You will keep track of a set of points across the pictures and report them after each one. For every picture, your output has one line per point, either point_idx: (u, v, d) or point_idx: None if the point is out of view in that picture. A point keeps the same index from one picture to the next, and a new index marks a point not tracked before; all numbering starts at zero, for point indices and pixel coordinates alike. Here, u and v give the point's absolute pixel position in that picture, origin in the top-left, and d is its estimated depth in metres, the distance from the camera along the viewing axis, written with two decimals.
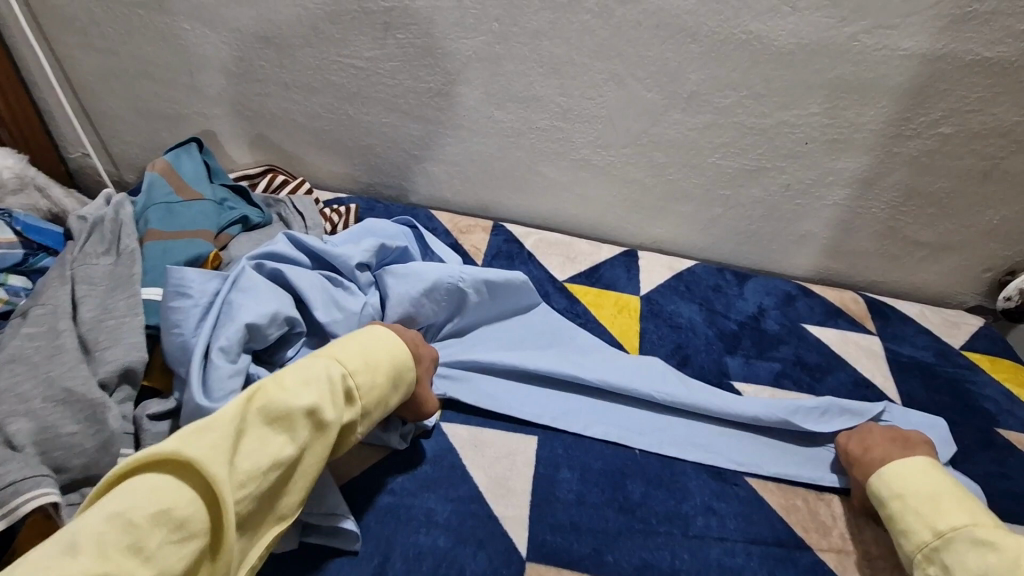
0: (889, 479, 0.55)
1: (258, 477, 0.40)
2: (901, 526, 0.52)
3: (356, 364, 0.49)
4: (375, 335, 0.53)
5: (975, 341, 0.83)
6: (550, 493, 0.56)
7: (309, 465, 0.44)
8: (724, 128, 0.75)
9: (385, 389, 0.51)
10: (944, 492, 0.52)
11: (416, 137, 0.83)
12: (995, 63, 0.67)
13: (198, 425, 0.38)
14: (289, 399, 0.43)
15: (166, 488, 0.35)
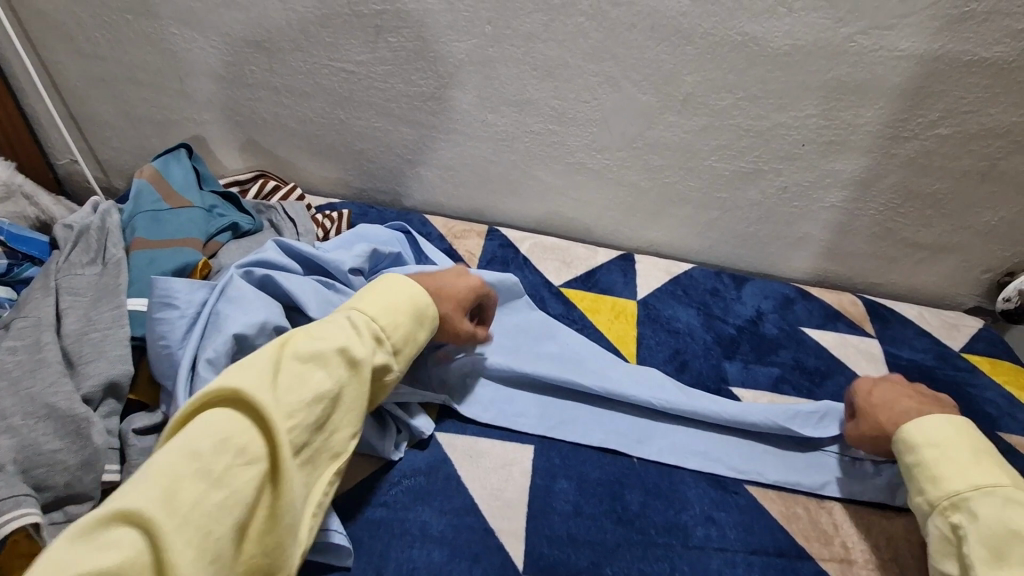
0: (927, 429, 0.53)
1: (306, 408, 0.40)
2: (933, 472, 0.51)
3: (377, 307, 0.49)
4: (395, 280, 0.53)
5: (975, 342, 0.81)
6: (547, 504, 0.54)
7: (353, 400, 0.44)
8: (720, 130, 0.74)
9: (411, 328, 0.51)
10: (995, 465, 0.50)
11: (409, 142, 0.82)
12: (993, 63, 0.65)
13: (240, 366, 0.40)
14: (320, 340, 0.44)
15: (220, 423, 0.36)
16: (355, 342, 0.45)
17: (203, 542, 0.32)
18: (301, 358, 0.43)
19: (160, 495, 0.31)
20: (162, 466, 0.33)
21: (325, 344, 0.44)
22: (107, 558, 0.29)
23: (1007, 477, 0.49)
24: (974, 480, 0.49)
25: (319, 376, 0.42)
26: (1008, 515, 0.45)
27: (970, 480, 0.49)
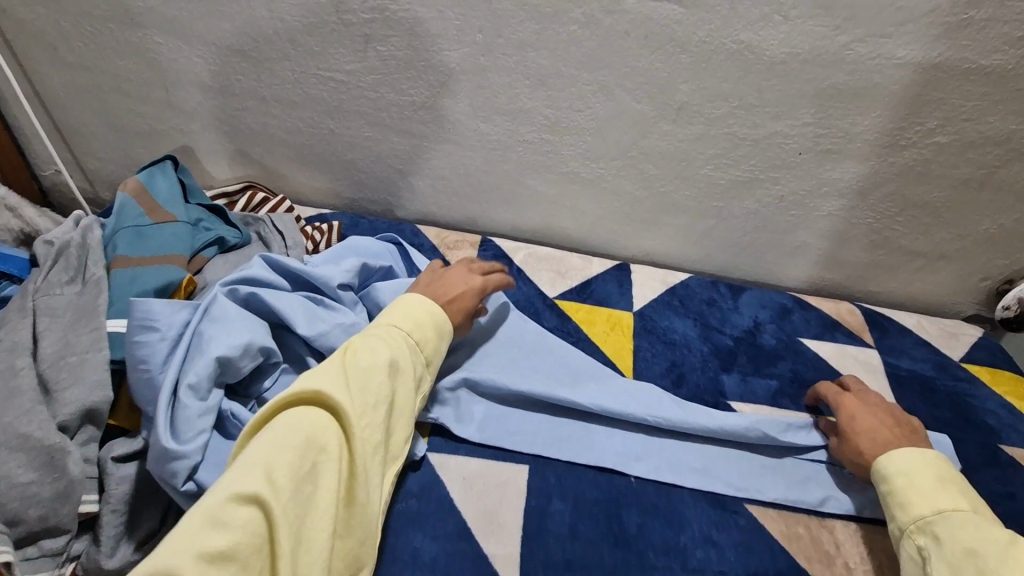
0: (897, 458, 0.54)
1: (370, 410, 0.46)
2: (900, 500, 0.52)
3: (411, 322, 0.54)
4: (420, 300, 0.57)
5: (974, 351, 0.80)
6: (541, 527, 0.53)
7: (405, 403, 0.50)
8: (715, 138, 0.73)
9: (439, 341, 0.56)
10: (957, 492, 0.51)
11: (400, 151, 0.81)
12: (991, 71, 0.64)
13: (314, 372, 0.46)
14: (374, 350, 0.50)
15: (305, 421, 0.43)
16: (400, 352, 0.51)
17: (314, 514, 0.40)
18: (361, 365, 0.48)
19: (264, 483, 0.38)
20: (262, 459, 0.39)
21: (378, 354, 0.49)
22: (228, 535, 0.36)
23: (969, 504, 0.50)
24: (937, 505, 0.50)
25: (378, 381, 0.48)
26: (965, 534, 0.46)
27: (932, 505, 0.50)
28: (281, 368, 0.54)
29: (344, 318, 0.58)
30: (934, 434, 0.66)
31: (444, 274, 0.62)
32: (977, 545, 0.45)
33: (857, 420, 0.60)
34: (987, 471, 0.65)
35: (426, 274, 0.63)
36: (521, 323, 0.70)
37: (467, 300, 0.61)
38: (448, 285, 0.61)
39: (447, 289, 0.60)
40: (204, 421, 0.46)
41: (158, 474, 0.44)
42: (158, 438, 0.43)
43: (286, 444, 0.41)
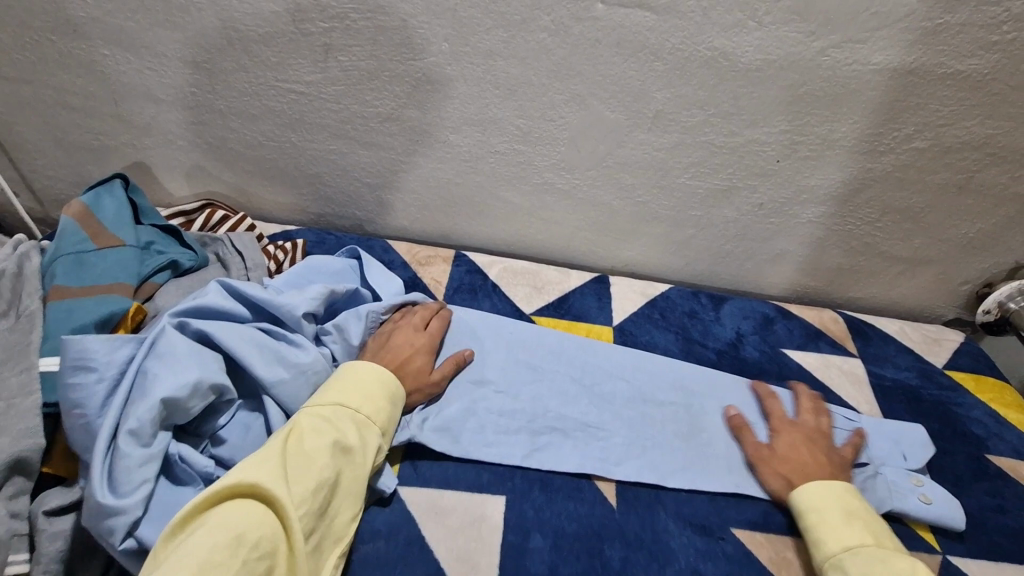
0: (820, 491, 0.54)
1: (309, 499, 0.43)
2: (814, 537, 0.52)
3: (360, 398, 0.51)
4: (366, 368, 0.54)
5: (957, 358, 0.79)
6: (519, 566, 0.50)
7: (347, 487, 0.47)
8: (692, 147, 0.71)
9: (390, 414, 0.53)
10: (862, 521, 0.51)
11: (368, 165, 0.78)
12: (968, 76, 0.63)
13: (251, 460, 0.43)
14: (316, 434, 0.47)
15: (235, 516, 0.39)
16: (345, 433, 0.48)
17: None
18: (301, 451, 0.45)
19: None
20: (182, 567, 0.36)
21: (320, 438, 0.46)
22: None
23: (870, 531, 0.50)
24: (845, 543, 0.50)
25: (318, 467, 0.45)
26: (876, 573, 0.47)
27: (840, 543, 0.50)
28: (237, 404, 0.51)
29: (310, 351, 0.54)
30: (906, 423, 0.66)
31: (391, 334, 0.60)
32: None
33: (792, 434, 0.60)
34: (975, 483, 0.63)
35: (370, 340, 0.60)
36: (505, 328, 0.69)
37: (416, 358, 0.60)
38: (400, 348, 0.59)
39: (402, 353, 0.59)
40: (147, 470, 0.42)
41: (94, 530, 0.40)
42: (94, 493, 0.39)
43: (211, 543, 0.37)
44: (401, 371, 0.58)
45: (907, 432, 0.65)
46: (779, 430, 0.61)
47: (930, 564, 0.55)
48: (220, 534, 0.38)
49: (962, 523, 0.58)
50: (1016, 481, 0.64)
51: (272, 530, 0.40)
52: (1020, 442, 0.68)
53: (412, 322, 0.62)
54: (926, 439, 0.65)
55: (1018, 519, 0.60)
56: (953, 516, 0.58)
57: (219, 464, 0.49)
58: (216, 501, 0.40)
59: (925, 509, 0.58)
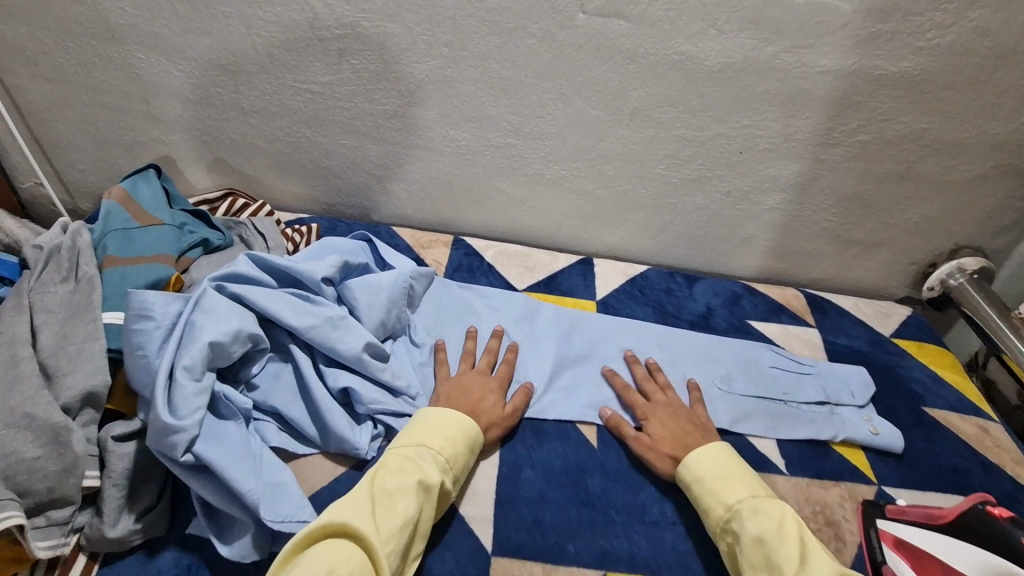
0: (693, 461, 0.58)
1: (396, 536, 0.47)
2: (702, 505, 0.56)
3: (441, 439, 0.55)
4: (443, 410, 0.58)
5: (904, 328, 0.88)
6: (513, 492, 0.58)
7: (428, 522, 0.51)
8: (666, 140, 0.80)
9: (467, 456, 0.57)
10: (737, 479, 0.56)
11: (375, 158, 0.86)
12: (901, 77, 0.72)
13: (343, 501, 0.49)
14: (402, 474, 0.51)
15: (328, 553, 0.45)
16: (428, 471, 0.52)
17: None
18: (388, 491, 0.50)
19: None
20: None
21: (405, 477, 0.51)
22: None
23: (748, 487, 0.56)
24: (727, 502, 0.55)
25: (403, 506, 0.49)
26: (755, 525, 0.52)
27: (724, 505, 0.55)
28: (268, 355, 0.60)
29: (330, 307, 0.62)
30: (852, 367, 0.77)
31: (458, 380, 0.64)
32: (764, 536, 0.51)
33: (660, 412, 0.64)
34: (912, 430, 0.72)
35: (439, 386, 0.63)
36: (499, 301, 0.78)
37: (487, 396, 0.62)
38: (470, 391, 0.62)
39: (472, 395, 0.62)
40: (199, 399, 0.49)
41: (157, 446, 0.47)
42: (158, 414, 0.47)
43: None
44: (477, 410, 0.60)
45: (852, 373, 0.76)
46: (646, 412, 0.65)
47: (868, 494, 0.64)
48: (314, 568, 0.43)
49: (899, 450, 0.69)
50: (949, 429, 0.73)
51: (360, 567, 0.45)
52: (954, 398, 0.77)
53: (479, 366, 0.66)
54: (868, 379, 0.76)
55: (948, 459, 0.69)
56: (894, 443, 0.69)
57: (254, 407, 0.58)
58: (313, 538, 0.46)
59: (871, 437, 0.69)
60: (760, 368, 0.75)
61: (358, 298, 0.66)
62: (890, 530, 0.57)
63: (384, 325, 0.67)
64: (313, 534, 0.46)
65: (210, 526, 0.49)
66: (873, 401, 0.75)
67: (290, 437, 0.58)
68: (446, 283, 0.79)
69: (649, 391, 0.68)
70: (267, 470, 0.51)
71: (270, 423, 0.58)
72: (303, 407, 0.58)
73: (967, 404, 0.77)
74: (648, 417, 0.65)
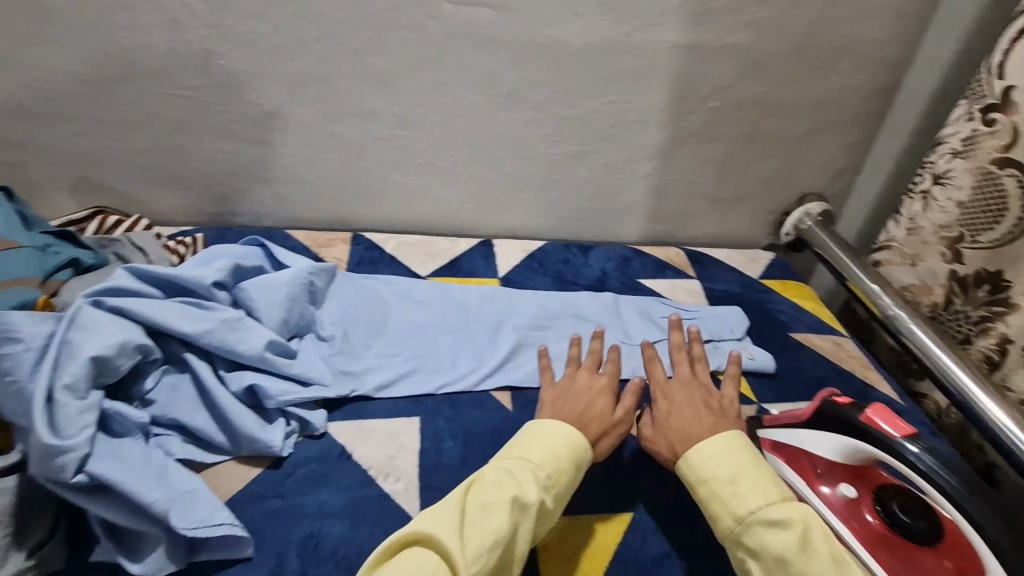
0: (700, 465, 0.54)
1: (484, 557, 0.45)
2: (712, 513, 0.52)
3: (544, 452, 0.53)
4: (560, 422, 0.56)
5: (770, 270, 1.00)
6: (436, 462, 0.60)
7: (524, 543, 0.48)
8: (544, 120, 0.85)
9: (571, 473, 0.53)
10: (748, 483, 0.51)
11: (259, 161, 0.84)
12: (736, 48, 0.83)
13: (433, 512, 0.47)
14: (497, 488, 0.49)
15: (411, 561, 0.43)
16: (526, 487, 0.49)
17: None
18: (484, 505, 0.48)
19: None
20: None
21: (501, 492, 0.49)
22: None
23: (762, 491, 0.50)
24: (739, 514, 0.50)
25: (493, 524, 0.46)
26: (774, 541, 0.47)
27: (734, 516, 0.50)
28: (161, 367, 0.58)
29: (225, 311, 0.61)
30: (727, 306, 0.87)
31: (564, 384, 0.63)
32: (787, 555, 0.46)
33: (680, 395, 0.62)
34: (782, 354, 0.83)
35: (546, 392, 0.63)
36: (404, 288, 0.79)
37: (597, 403, 0.60)
38: (579, 395, 0.61)
39: (578, 402, 0.60)
40: (87, 417, 0.48)
41: (43, 473, 0.45)
42: (40, 436, 0.44)
43: None
44: (585, 418, 0.58)
45: (728, 311, 0.86)
46: (664, 390, 0.64)
47: (751, 412, 0.73)
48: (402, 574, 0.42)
49: (772, 370, 0.79)
50: (811, 348, 0.85)
51: None
52: (813, 322, 0.89)
53: (584, 371, 0.65)
54: (741, 314, 0.86)
55: (811, 373, 0.80)
56: (768, 364, 0.79)
57: (153, 422, 0.56)
58: (402, 546, 0.45)
59: (749, 362, 0.78)
60: (653, 319, 0.83)
61: (255, 299, 0.66)
62: (769, 436, 0.66)
63: (286, 323, 0.67)
64: (406, 538, 0.45)
65: (116, 548, 0.48)
66: (749, 334, 0.85)
67: (197, 446, 0.57)
68: (349, 276, 0.79)
69: (681, 373, 0.65)
70: (175, 480, 0.50)
71: (173, 435, 0.56)
72: (207, 415, 0.58)
73: (824, 326, 0.89)
74: (666, 394, 0.63)
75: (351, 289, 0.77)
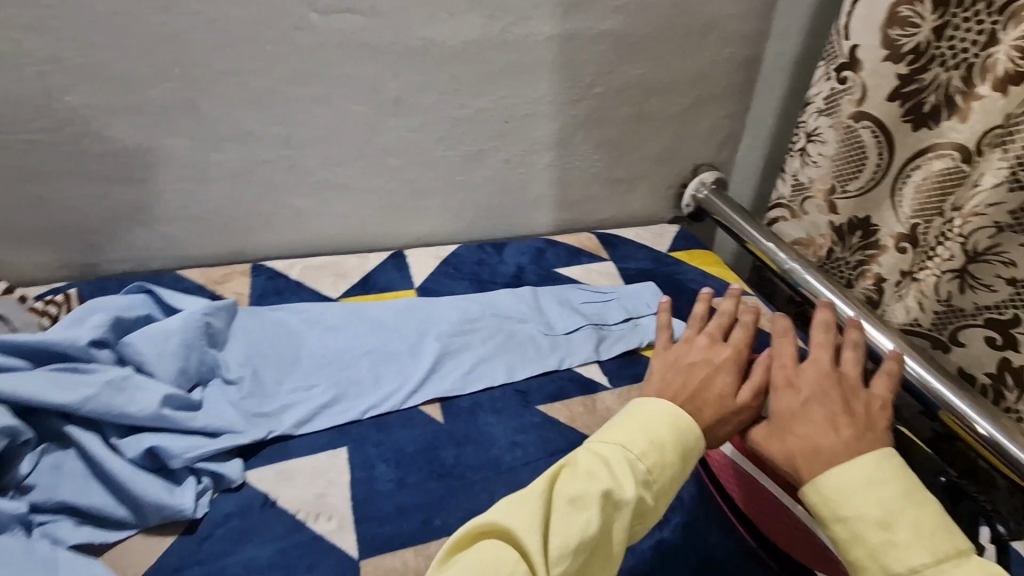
0: (836, 494, 0.42)
1: (567, 560, 0.40)
2: (850, 557, 0.41)
3: (647, 439, 0.45)
4: (671, 406, 0.47)
5: (677, 242, 1.04)
6: (369, 490, 0.58)
7: (615, 540, 0.42)
8: (436, 123, 0.84)
9: (678, 467, 0.45)
10: (913, 532, 0.39)
11: (131, 202, 0.77)
12: (610, 34, 0.85)
13: (517, 500, 0.42)
14: (589, 478, 0.43)
15: (488, 557, 0.39)
16: (622, 481, 0.43)
17: None
18: (573, 497, 0.42)
19: None
20: None
21: (592, 484, 0.42)
22: None
23: (931, 545, 0.39)
24: (895, 571, 0.39)
25: (580, 522, 0.41)
26: None
27: (886, 570, 0.39)
28: (38, 448, 0.53)
29: (107, 371, 0.56)
30: (642, 283, 0.90)
31: (679, 351, 0.54)
32: None
33: (811, 386, 0.48)
34: None
35: (656, 359, 0.54)
36: (315, 313, 0.76)
37: (715, 379, 0.51)
38: (694, 367, 0.51)
39: (695, 375, 0.51)
40: None
41: None
42: None
43: None
44: (699, 398, 0.49)
45: (643, 287, 0.89)
46: (790, 377, 0.50)
47: None
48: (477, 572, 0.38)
49: None
50: None
51: None
52: (721, 286, 0.94)
53: (705, 338, 0.55)
54: (655, 288, 0.89)
55: None
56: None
57: (36, 509, 0.51)
58: (481, 533, 0.42)
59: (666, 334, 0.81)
60: (573, 306, 0.84)
61: (143, 352, 0.60)
62: None
63: (184, 372, 0.62)
64: (484, 525, 0.41)
65: None
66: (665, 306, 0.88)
67: (93, 527, 0.51)
68: (256, 310, 0.73)
69: (819, 359, 0.51)
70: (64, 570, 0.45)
71: (62, 520, 0.51)
72: (103, 489, 0.52)
73: (731, 288, 0.94)
74: (792, 381, 0.49)
75: (259, 323, 0.72)
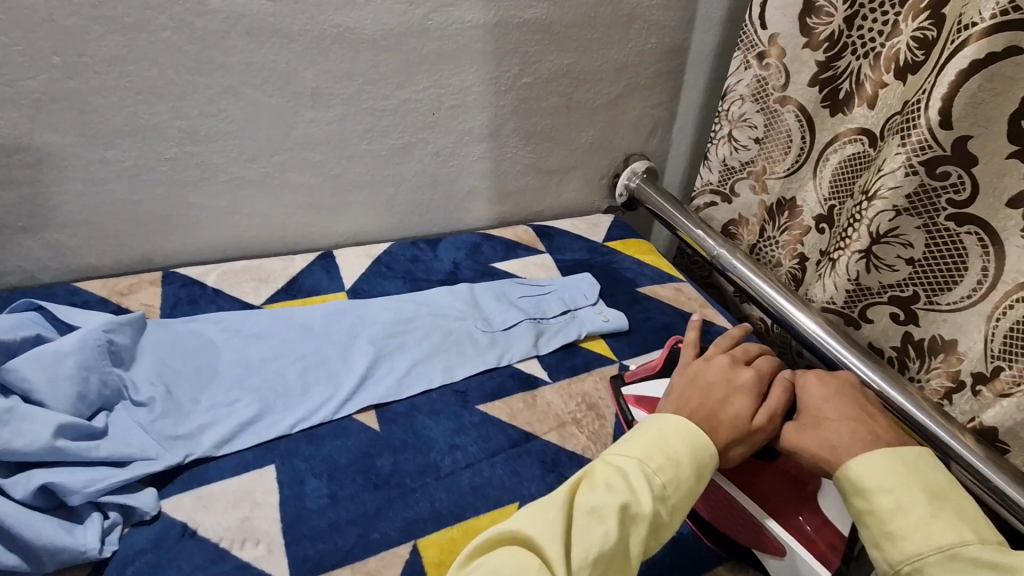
0: (882, 469, 0.43)
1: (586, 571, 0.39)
2: (891, 529, 0.41)
3: (662, 453, 0.44)
4: (686, 421, 0.47)
5: (612, 232, 1.05)
6: (300, 508, 0.55)
7: (632, 555, 0.42)
8: (358, 115, 0.80)
9: (693, 482, 0.44)
10: (953, 511, 0.41)
11: (12, 208, 0.69)
12: (535, 22, 0.84)
13: (538, 508, 0.42)
14: (606, 490, 0.42)
15: (513, 561, 0.39)
16: (639, 494, 0.42)
17: None
18: (591, 509, 0.41)
19: None
20: None
21: (609, 496, 0.42)
22: None
23: (974, 527, 0.40)
24: (939, 543, 0.39)
25: (599, 533, 0.40)
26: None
27: (930, 542, 0.39)
28: None
29: None
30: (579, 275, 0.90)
31: (699, 368, 0.54)
32: None
33: (834, 406, 0.49)
34: (633, 309, 0.88)
35: (674, 376, 0.54)
36: (235, 323, 0.70)
37: (732, 399, 0.50)
38: (714, 386, 0.51)
39: (713, 393, 0.50)
40: None
41: None
42: None
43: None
44: (715, 418, 0.48)
45: (580, 279, 0.89)
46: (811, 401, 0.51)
47: (613, 370, 0.76)
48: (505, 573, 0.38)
49: (625, 326, 0.83)
50: (657, 297, 0.91)
51: None
52: (655, 273, 0.96)
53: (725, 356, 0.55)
54: (592, 279, 0.89)
55: (660, 321, 0.86)
56: (620, 323, 0.83)
57: None
58: (506, 540, 0.41)
59: (603, 325, 0.82)
60: (511, 301, 0.83)
61: (32, 377, 0.53)
62: (632, 391, 0.65)
63: (84, 396, 0.56)
64: (510, 531, 0.41)
65: None
66: (602, 296, 0.89)
67: None
68: (169, 324, 0.68)
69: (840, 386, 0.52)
70: None
71: None
72: None
73: (665, 275, 0.96)
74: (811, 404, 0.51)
75: (173, 337, 0.67)
